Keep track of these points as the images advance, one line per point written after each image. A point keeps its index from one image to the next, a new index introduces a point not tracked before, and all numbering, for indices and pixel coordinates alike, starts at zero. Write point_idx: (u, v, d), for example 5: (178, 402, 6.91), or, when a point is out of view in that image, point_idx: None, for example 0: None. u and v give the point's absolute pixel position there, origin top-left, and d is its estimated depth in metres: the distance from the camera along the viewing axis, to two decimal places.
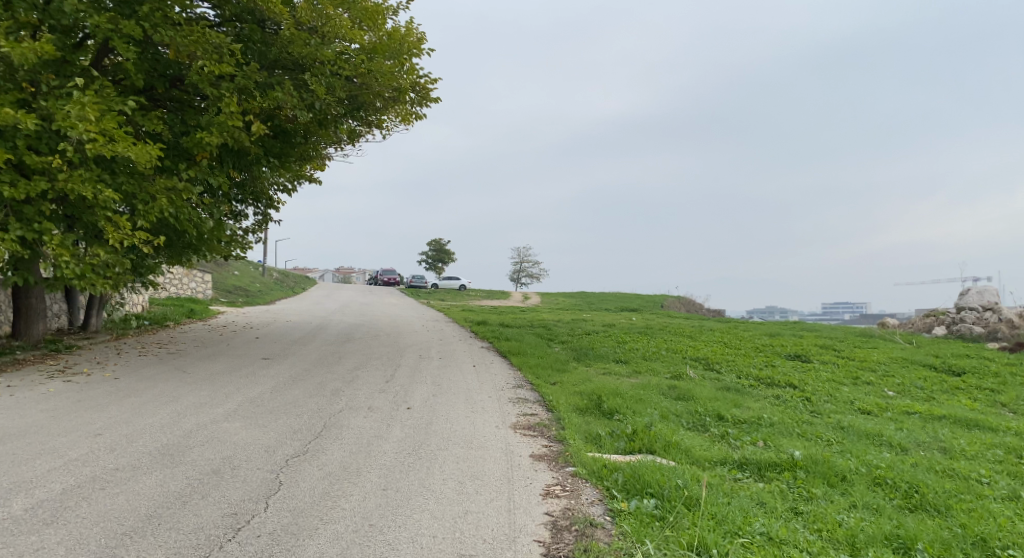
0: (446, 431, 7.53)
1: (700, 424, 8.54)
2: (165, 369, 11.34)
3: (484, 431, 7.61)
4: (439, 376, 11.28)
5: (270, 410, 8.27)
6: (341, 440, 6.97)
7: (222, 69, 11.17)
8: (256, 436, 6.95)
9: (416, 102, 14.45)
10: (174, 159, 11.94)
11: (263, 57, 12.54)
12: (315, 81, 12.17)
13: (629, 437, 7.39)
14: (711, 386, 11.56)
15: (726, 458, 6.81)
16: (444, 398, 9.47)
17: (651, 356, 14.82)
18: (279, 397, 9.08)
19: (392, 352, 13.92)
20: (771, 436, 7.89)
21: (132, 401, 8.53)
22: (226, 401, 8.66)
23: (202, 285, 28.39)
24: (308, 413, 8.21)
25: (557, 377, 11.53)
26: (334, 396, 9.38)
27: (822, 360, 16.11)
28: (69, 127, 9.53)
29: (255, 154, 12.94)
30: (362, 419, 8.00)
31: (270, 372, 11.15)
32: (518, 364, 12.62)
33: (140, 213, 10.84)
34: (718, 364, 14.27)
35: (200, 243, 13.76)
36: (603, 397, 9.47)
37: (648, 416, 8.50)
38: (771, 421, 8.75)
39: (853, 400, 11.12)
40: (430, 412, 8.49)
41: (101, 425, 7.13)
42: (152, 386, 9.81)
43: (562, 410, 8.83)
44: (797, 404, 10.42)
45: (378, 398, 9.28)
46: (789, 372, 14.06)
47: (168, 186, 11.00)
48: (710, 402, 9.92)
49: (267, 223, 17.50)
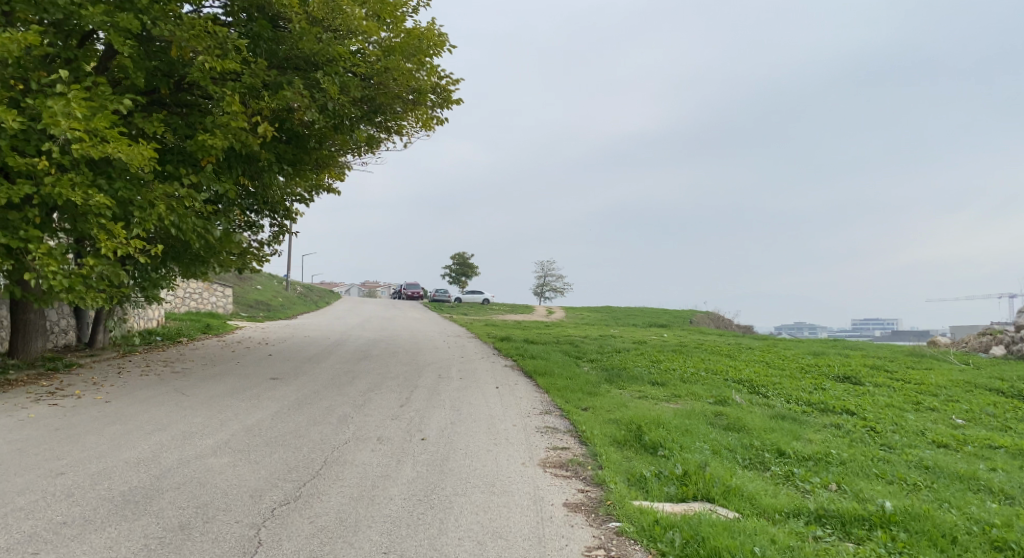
0: (465, 471, 6.50)
1: (757, 461, 7.44)
2: (163, 391, 10.42)
3: (510, 470, 6.59)
4: (459, 400, 10.24)
5: (267, 441, 7.28)
6: (342, 481, 6.00)
7: (226, 65, 10.27)
8: (243, 476, 5.98)
9: (438, 105, 13.52)
10: (178, 165, 11.07)
11: (273, 56, 11.63)
12: (327, 80, 11.27)
13: (681, 481, 6.34)
14: (762, 413, 10.42)
15: (800, 509, 5.73)
16: (464, 426, 8.44)
17: (691, 377, 13.67)
18: (280, 426, 8.09)
19: (410, 371, 12.92)
20: (845, 478, 6.76)
21: (114, 430, 7.59)
22: (220, 431, 7.69)
23: (223, 300, 27.70)
24: (309, 445, 7.21)
25: (589, 401, 10.41)
26: (341, 424, 8.35)
27: (875, 383, 14.80)
28: (52, 125, 8.56)
29: (265, 160, 12.06)
30: (370, 453, 7.02)
31: (276, 395, 10.19)
32: (547, 386, 11.51)
33: (137, 221, 9.96)
34: (764, 388, 13.06)
35: (209, 255, 12.90)
36: (643, 428, 8.36)
37: (698, 452, 7.42)
38: (843, 459, 7.59)
39: (924, 431, 9.92)
40: (449, 445, 7.48)
41: (67, 461, 6.18)
42: (144, 410, 8.87)
43: (598, 443, 7.75)
44: (863, 436, 9.21)
45: (390, 426, 8.27)
46: (843, 396, 12.87)
47: (168, 192, 10.16)
48: (766, 433, 8.82)
49: (284, 234, 16.65)
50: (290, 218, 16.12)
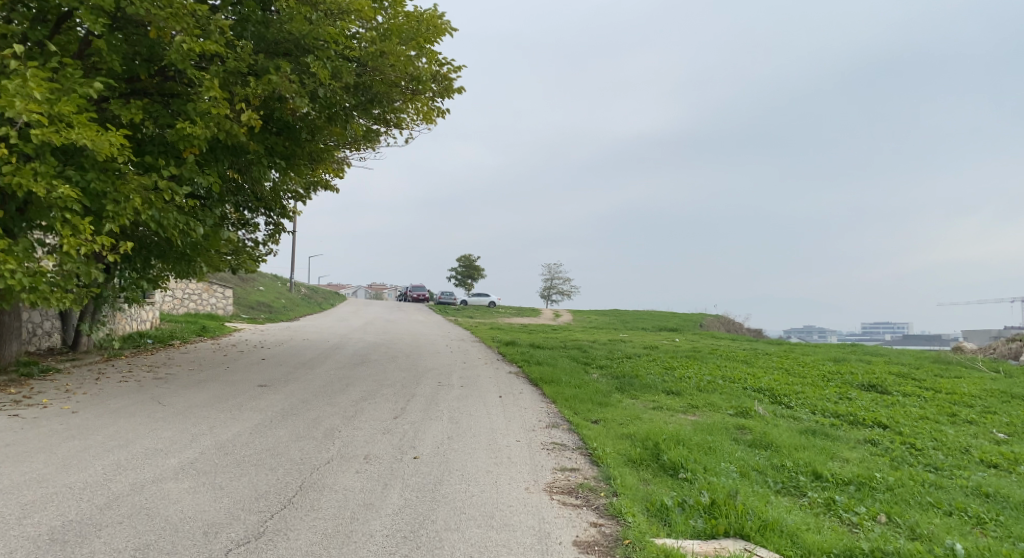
0: (460, 498, 5.68)
1: (791, 486, 6.67)
2: (139, 400, 9.59)
3: (511, 498, 5.76)
4: (458, 410, 9.41)
5: (238, 461, 6.44)
6: (318, 512, 5.21)
7: (206, 48, 9.46)
8: (201, 505, 5.15)
9: (438, 95, 12.66)
10: (159, 156, 10.26)
11: (262, 40, 10.80)
12: (318, 65, 10.43)
13: (709, 512, 5.55)
14: (789, 428, 9.59)
15: (852, 550, 4.97)
16: (462, 442, 7.62)
17: (708, 386, 12.83)
18: (257, 442, 7.26)
19: (408, 378, 12.09)
20: (896, 509, 5.97)
21: (70, 446, 6.77)
22: (188, 448, 6.87)
23: (224, 301, 26.91)
24: (285, 466, 6.38)
25: (599, 413, 9.57)
26: (326, 439, 7.52)
27: (904, 392, 13.91)
28: (8, 107, 7.72)
29: (253, 151, 11.27)
30: (353, 475, 6.18)
31: (260, 405, 9.36)
32: (554, 395, 10.68)
33: (109, 216, 9.15)
34: (787, 398, 12.19)
35: (195, 253, 12.10)
36: (661, 444, 7.53)
37: (725, 477, 6.62)
38: (889, 484, 6.74)
39: (967, 448, 9.09)
40: (444, 464, 6.67)
41: (2, 487, 5.37)
42: (112, 423, 8.05)
43: (612, 463, 6.92)
44: (904, 454, 8.35)
45: (380, 442, 7.45)
46: (873, 406, 12.03)
47: (144, 184, 9.34)
48: (798, 451, 8.00)
49: (280, 232, 15.88)
50: (286, 216, 15.35)
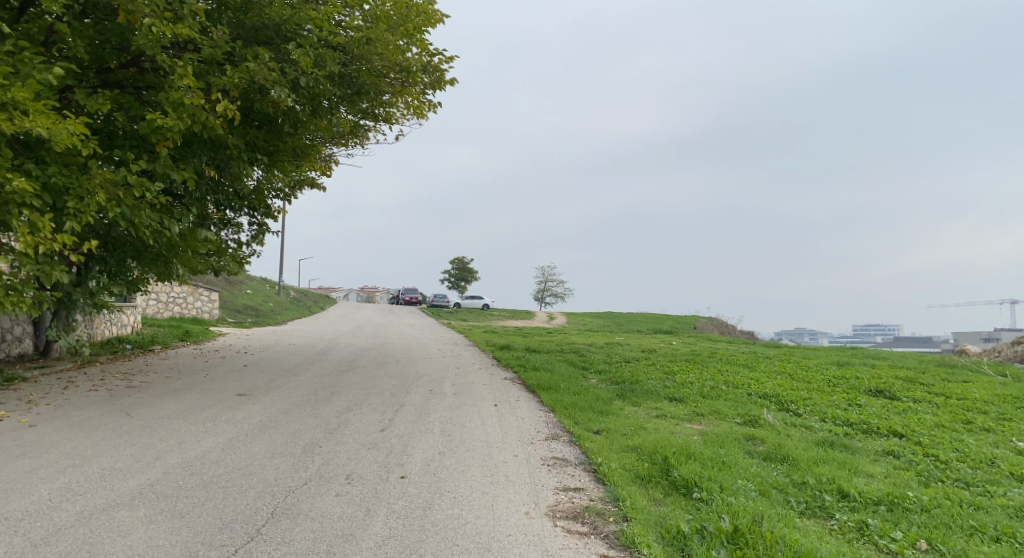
0: (453, 527, 5.06)
1: (817, 507, 6.08)
2: (106, 411, 8.89)
3: (509, 526, 5.15)
4: (450, 421, 8.76)
5: (204, 483, 5.77)
6: (289, 548, 4.59)
7: (177, 31, 8.76)
8: (155, 542, 4.51)
9: (429, 87, 12.03)
10: (130, 150, 9.58)
11: (240, 27, 10.15)
12: (299, 52, 9.75)
13: (732, 541, 4.97)
14: (802, 438, 9.00)
15: None
16: (454, 458, 6.96)
17: (712, 392, 12.21)
18: (228, 460, 6.58)
19: (397, 386, 11.42)
20: (938, 535, 5.45)
21: (19, 467, 6.09)
22: (150, 468, 6.20)
23: (209, 305, 26.13)
24: (258, 488, 5.73)
25: (601, 422, 8.94)
26: (305, 456, 6.85)
27: (914, 398, 13.35)
28: None
29: (233, 146, 10.58)
30: (332, 499, 5.52)
31: (236, 417, 8.69)
32: (552, 403, 10.04)
33: (71, 213, 8.48)
34: (794, 405, 11.59)
35: (171, 254, 11.39)
36: (671, 459, 6.91)
37: (744, 497, 6.03)
38: (925, 505, 6.15)
39: (993, 459, 8.54)
40: (435, 484, 6.03)
41: None
42: (71, 437, 7.36)
43: (619, 481, 6.29)
44: (930, 468, 7.77)
45: (365, 459, 6.80)
46: (885, 414, 11.44)
47: (111, 178, 8.65)
48: (816, 465, 7.40)
49: (264, 233, 15.19)
50: (270, 217, 14.68)
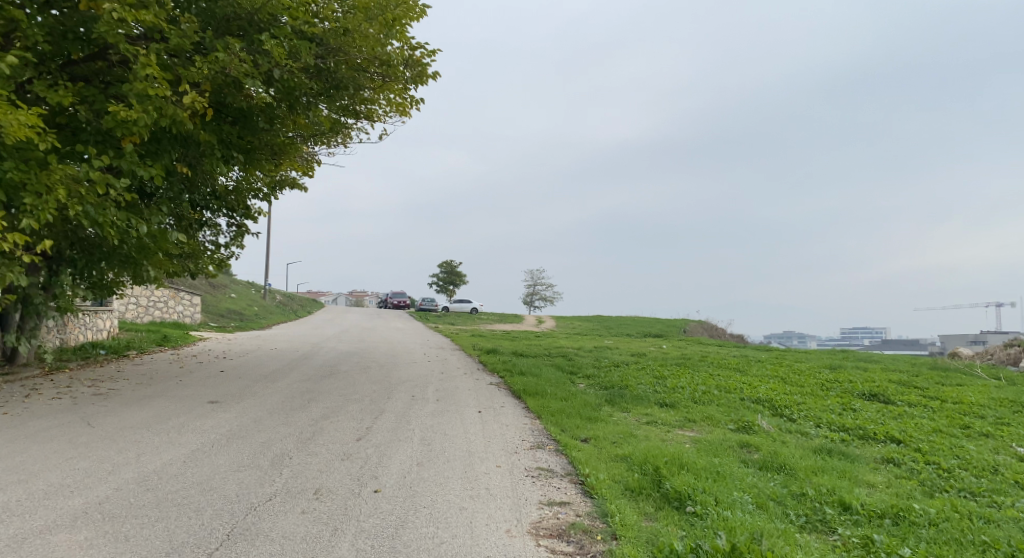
0: (425, 549, 4.64)
1: (817, 520, 5.71)
2: (68, 421, 8.43)
3: (487, 546, 4.74)
4: (431, 429, 8.32)
5: (158, 500, 5.33)
6: None
7: (139, 17, 8.27)
8: None
9: (411, 81, 11.60)
10: (94, 145, 9.10)
11: (211, 18, 9.70)
12: (273, 43, 9.33)
13: None
14: (798, 445, 8.63)
15: None
16: (433, 470, 6.53)
17: (704, 397, 11.83)
18: (189, 474, 6.14)
19: (379, 392, 10.98)
20: (948, 552, 5.08)
21: None
22: (102, 483, 5.76)
23: (191, 309, 25.59)
24: (217, 506, 5.29)
25: (589, 430, 8.53)
26: (272, 468, 6.41)
27: (909, 402, 13.02)
28: None
29: (205, 142, 10.13)
30: (296, 517, 5.09)
31: (204, 426, 8.24)
32: (538, 410, 9.64)
33: (28, 211, 8.00)
34: (789, 410, 11.21)
35: (141, 257, 10.89)
36: (663, 469, 6.51)
37: (741, 511, 5.64)
38: (932, 518, 5.77)
39: (998, 467, 8.19)
40: (409, 499, 5.61)
41: None
42: (23, 449, 6.90)
43: (608, 494, 5.89)
44: (933, 477, 7.41)
45: (336, 471, 6.36)
46: (882, 419, 11.09)
47: (71, 174, 8.18)
48: (814, 475, 7.03)
49: (243, 234, 14.71)
50: (249, 217, 14.21)
